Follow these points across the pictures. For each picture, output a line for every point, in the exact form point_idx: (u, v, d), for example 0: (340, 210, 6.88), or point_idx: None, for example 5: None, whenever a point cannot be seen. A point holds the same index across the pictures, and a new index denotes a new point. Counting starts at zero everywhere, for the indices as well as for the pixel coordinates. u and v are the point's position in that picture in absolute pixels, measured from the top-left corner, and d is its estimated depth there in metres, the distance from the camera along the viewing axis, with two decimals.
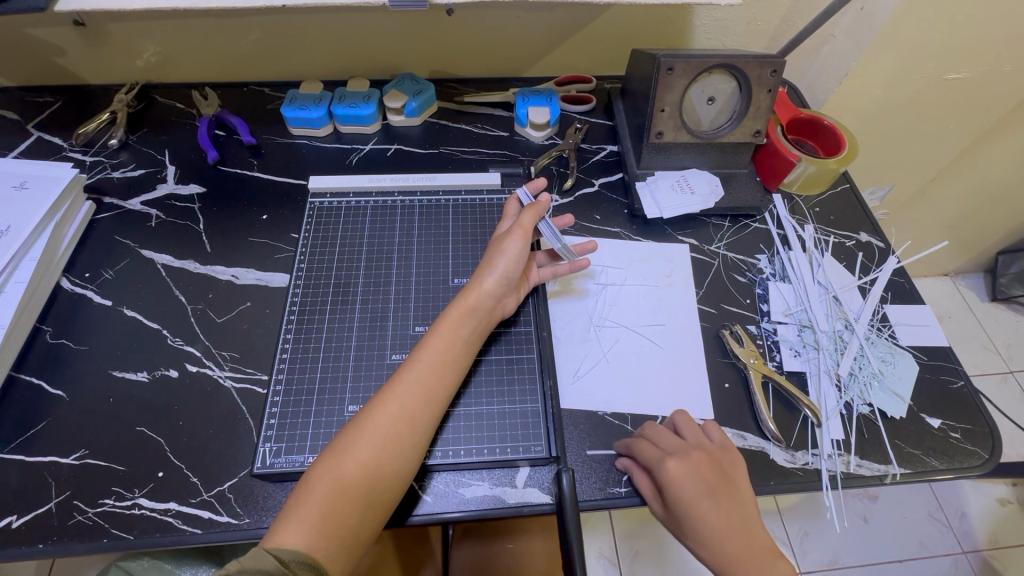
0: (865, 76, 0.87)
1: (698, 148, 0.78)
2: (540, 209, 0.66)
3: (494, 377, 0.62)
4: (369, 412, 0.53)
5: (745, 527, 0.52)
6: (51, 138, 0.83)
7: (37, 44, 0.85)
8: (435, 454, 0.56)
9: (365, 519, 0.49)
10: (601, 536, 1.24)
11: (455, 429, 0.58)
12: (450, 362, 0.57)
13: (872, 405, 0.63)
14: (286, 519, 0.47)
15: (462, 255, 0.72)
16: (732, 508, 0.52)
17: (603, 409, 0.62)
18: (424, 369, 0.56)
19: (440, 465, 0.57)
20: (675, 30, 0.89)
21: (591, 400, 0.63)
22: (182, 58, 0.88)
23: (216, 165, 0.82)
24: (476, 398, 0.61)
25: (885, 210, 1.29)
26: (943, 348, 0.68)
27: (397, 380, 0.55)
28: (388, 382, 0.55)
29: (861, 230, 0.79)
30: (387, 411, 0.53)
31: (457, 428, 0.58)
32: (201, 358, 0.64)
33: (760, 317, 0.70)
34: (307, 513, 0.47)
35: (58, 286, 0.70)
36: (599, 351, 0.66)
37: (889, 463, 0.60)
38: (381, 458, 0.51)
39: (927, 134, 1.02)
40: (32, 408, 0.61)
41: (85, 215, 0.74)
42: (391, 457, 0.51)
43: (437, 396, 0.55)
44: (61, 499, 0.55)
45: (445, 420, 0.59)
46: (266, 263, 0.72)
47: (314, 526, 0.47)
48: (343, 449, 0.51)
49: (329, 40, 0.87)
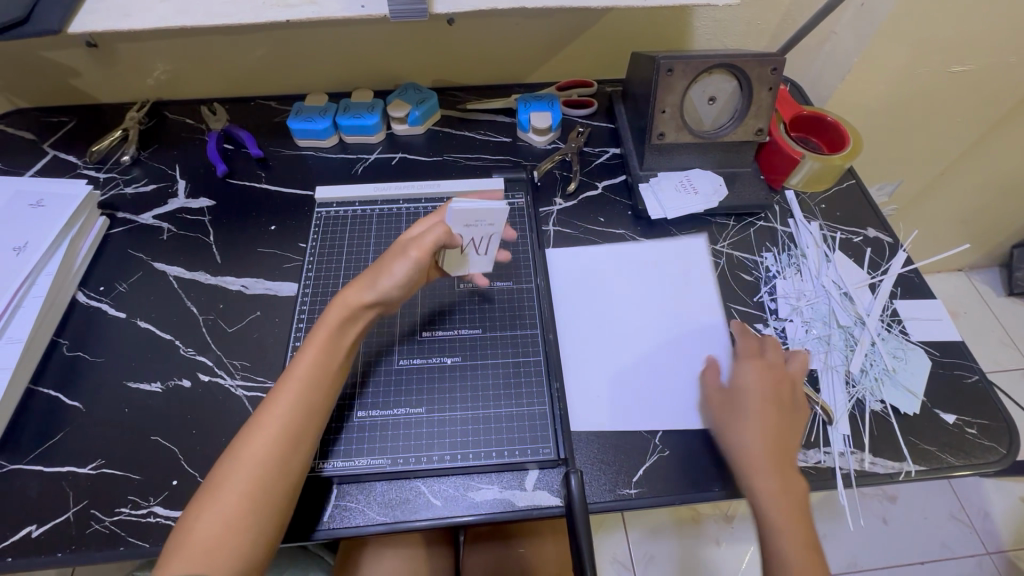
0: (868, 73, 0.87)
1: (701, 148, 0.78)
2: (446, 242, 0.60)
3: (397, 380, 0.62)
4: (244, 437, 0.50)
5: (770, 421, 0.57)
6: (65, 157, 0.86)
7: (52, 66, 0.87)
8: (337, 456, 0.57)
9: (257, 548, 0.46)
10: (613, 541, 1.23)
11: (365, 433, 0.58)
12: (325, 374, 0.54)
13: (884, 401, 0.63)
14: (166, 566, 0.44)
15: None
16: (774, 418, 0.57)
17: (614, 422, 0.61)
18: (299, 384, 0.52)
19: (374, 467, 0.57)
20: (674, 32, 0.90)
21: (596, 416, 0.61)
22: (191, 76, 0.91)
23: (226, 178, 0.83)
24: (377, 394, 0.61)
25: (894, 205, 1.28)
26: (955, 344, 0.67)
27: (271, 403, 0.51)
28: (261, 405, 0.52)
29: (869, 226, 0.79)
30: (275, 419, 0.50)
31: (380, 436, 0.58)
32: (213, 367, 0.65)
33: (769, 316, 0.70)
34: (189, 556, 0.44)
35: (75, 300, 0.71)
36: (581, 356, 0.66)
37: (903, 460, 0.59)
38: (261, 483, 0.48)
39: (936, 128, 1.02)
40: (50, 418, 0.62)
41: (99, 231, 0.76)
42: (272, 480, 0.48)
43: (315, 411, 0.52)
44: (78, 508, 0.56)
45: (337, 426, 0.59)
46: (274, 273, 0.73)
47: (196, 564, 0.44)
48: (219, 483, 0.47)
49: (334, 53, 0.88)
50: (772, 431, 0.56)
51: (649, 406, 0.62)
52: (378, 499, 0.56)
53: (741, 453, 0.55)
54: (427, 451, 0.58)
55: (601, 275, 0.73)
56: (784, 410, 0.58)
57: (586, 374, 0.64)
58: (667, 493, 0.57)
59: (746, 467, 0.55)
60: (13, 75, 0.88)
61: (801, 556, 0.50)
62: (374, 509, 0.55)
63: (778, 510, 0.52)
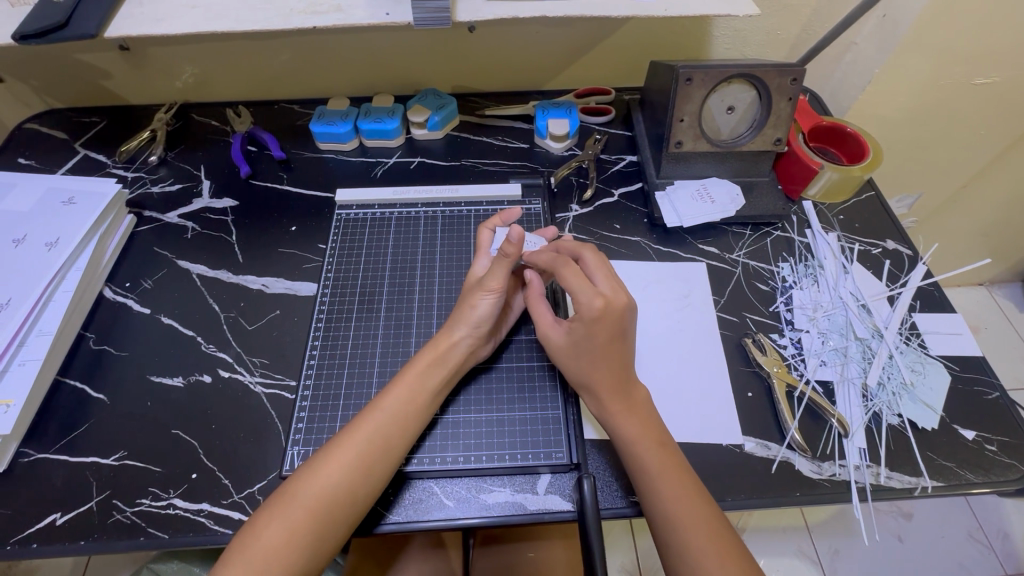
0: (890, 84, 0.86)
1: (718, 156, 0.78)
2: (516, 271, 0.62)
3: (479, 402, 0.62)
4: (324, 456, 0.52)
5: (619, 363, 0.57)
6: (96, 156, 0.88)
7: (86, 68, 0.90)
8: (410, 463, 0.57)
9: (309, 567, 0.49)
10: (622, 550, 1.22)
11: (433, 450, 0.58)
12: (413, 411, 0.56)
13: (902, 415, 0.62)
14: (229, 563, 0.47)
15: None
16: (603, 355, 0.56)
17: None
18: (385, 417, 0.54)
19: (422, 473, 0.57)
20: (693, 41, 0.90)
21: None
22: (218, 79, 0.93)
23: (249, 179, 0.85)
24: (462, 408, 0.61)
25: (913, 218, 1.27)
26: (975, 358, 0.66)
27: (355, 429, 0.54)
28: (346, 427, 0.54)
29: (888, 238, 0.78)
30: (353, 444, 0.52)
31: (446, 448, 0.59)
32: (233, 363, 0.67)
33: (783, 326, 0.70)
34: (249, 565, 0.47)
35: (101, 295, 0.73)
36: None
37: (920, 475, 0.58)
38: (325, 507, 0.50)
39: (958, 141, 1.00)
40: (76, 410, 0.64)
41: (127, 228, 0.78)
42: (338, 508, 0.50)
43: (388, 452, 0.53)
44: (101, 498, 0.58)
45: (428, 431, 0.60)
46: (295, 274, 0.74)
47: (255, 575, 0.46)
48: (291, 496, 0.50)
49: (357, 58, 0.90)
50: (609, 361, 0.56)
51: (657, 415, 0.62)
52: (390, 497, 0.56)
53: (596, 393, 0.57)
54: (441, 452, 0.58)
55: None
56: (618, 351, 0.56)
57: None
58: None
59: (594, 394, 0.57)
60: (48, 75, 0.91)
61: (681, 504, 0.50)
62: (387, 507, 0.56)
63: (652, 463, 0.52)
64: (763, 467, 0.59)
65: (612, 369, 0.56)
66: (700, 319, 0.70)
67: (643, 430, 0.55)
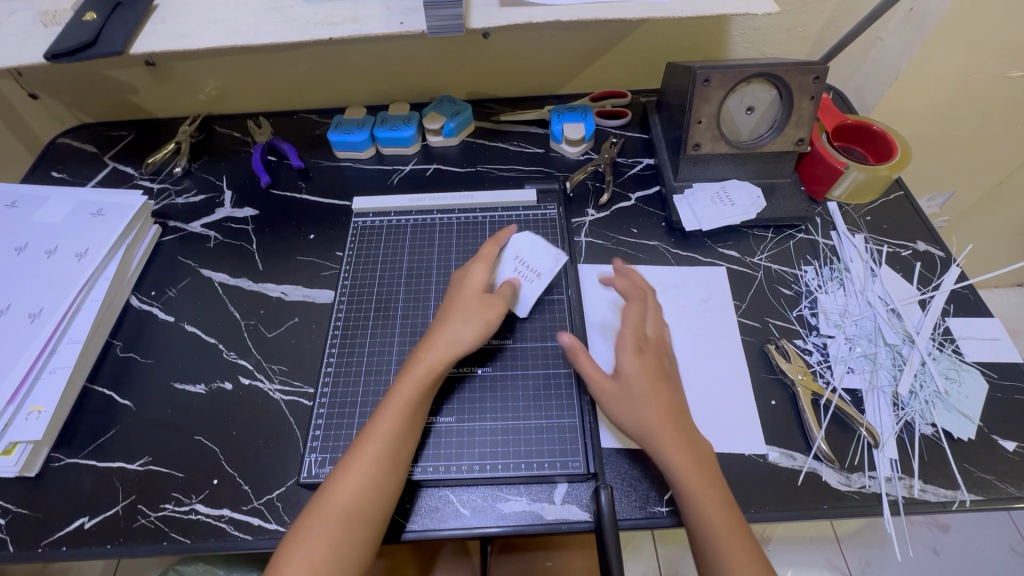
0: (918, 79, 0.83)
1: (738, 158, 0.76)
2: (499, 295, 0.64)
3: (477, 407, 0.61)
4: (337, 477, 0.53)
5: (682, 420, 0.55)
6: (123, 169, 0.91)
7: (114, 83, 0.93)
8: (423, 473, 0.57)
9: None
10: (644, 559, 1.19)
11: (445, 459, 0.58)
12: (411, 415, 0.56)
13: (936, 425, 0.59)
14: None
15: None
16: (668, 398, 0.56)
17: None
18: (400, 421, 0.55)
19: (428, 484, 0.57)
20: (710, 41, 0.89)
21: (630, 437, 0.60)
22: (239, 91, 0.95)
23: (268, 188, 0.87)
24: (469, 414, 0.61)
25: (946, 217, 1.22)
26: (1015, 365, 0.63)
27: (373, 436, 0.54)
28: (364, 435, 0.55)
29: (919, 239, 0.75)
30: (375, 450, 0.53)
31: (457, 457, 0.58)
32: (253, 371, 0.68)
33: (808, 332, 0.67)
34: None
35: (128, 304, 0.75)
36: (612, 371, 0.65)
37: (957, 488, 0.56)
38: (349, 525, 0.50)
39: (993, 137, 0.96)
40: (103, 416, 0.65)
41: (152, 238, 0.80)
42: (360, 523, 0.50)
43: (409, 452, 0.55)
44: (127, 503, 0.59)
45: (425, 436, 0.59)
46: (313, 281, 0.75)
47: None
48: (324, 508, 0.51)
49: (373, 67, 0.91)
50: (660, 399, 0.56)
51: None
52: (408, 506, 0.56)
53: (644, 423, 0.55)
54: (456, 461, 0.58)
55: None
56: (671, 385, 0.57)
57: None
58: None
59: (649, 438, 0.54)
60: (80, 92, 0.95)
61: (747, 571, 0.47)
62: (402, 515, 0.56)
63: (715, 521, 0.50)
64: (789, 478, 0.57)
65: (668, 414, 0.55)
66: (722, 325, 0.68)
67: (698, 478, 0.52)
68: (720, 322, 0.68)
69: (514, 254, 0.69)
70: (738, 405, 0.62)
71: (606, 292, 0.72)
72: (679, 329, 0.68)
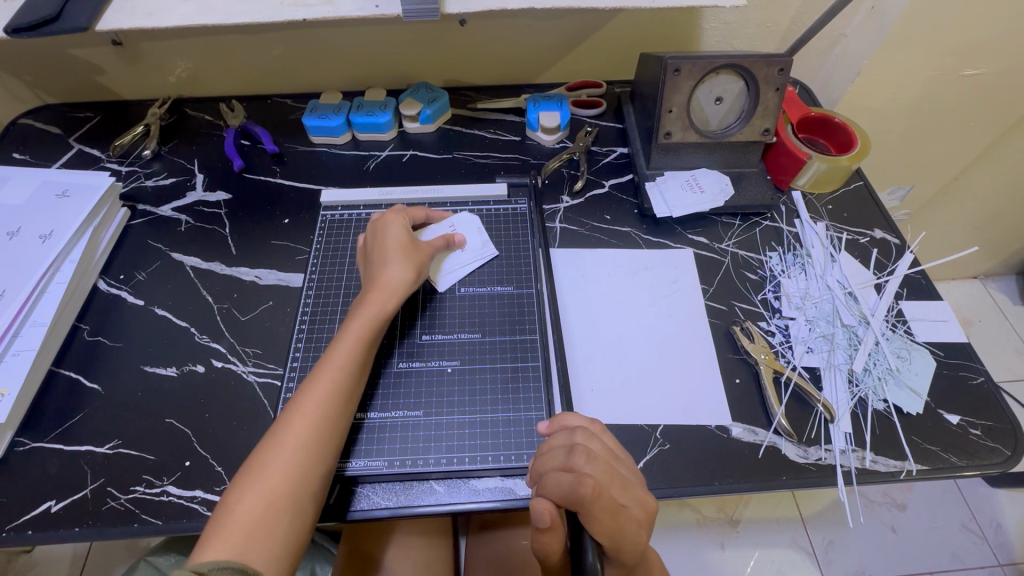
0: (879, 75, 0.87)
1: (707, 147, 0.79)
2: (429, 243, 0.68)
3: (445, 384, 0.63)
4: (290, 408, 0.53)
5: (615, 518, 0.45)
6: (89, 151, 0.89)
7: (79, 63, 0.91)
8: (390, 462, 0.57)
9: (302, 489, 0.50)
10: None
11: (411, 445, 0.58)
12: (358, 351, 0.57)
13: (888, 401, 0.63)
14: (205, 548, 0.45)
15: (481, 268, 0.72)
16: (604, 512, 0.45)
17: (612, 418, 0.62)
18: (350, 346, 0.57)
19: (385, 473, 0.57)
20: (683, 34, 0.91)
21: (598, 412, 0.62)
22: (211, 74, 0.93)
23: (242, 173, 0.86)
24: (441, 407, 0.61)
25: (906, 210, 1.27)
26: (961, 345, 0.67)
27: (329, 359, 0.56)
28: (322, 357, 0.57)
29: (876, 227, 0.79)
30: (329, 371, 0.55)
31: (422, 443, 0.59)
32: (226, 354, 0.67)
33: (771, 314, 0.70)
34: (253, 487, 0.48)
35: (96, 288, 0.74)
36: (584, 347, 0.67)
37: (905, 459, 0.59)
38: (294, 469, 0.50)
39: (949, 133, 1.01)
40: (69, 400, 0.64)
41: (120, 221, 0.79)
42: (305, 468, 0.50)
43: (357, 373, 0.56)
44: (96, 486, 0.58)
45: (396, 431, 0.59)
46: (287, 265, 0.75)
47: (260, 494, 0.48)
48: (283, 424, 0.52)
49: (349, 52, 0.91)
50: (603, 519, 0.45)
51: (644, 401, 0.63)
52: (381, 482, 0.57)
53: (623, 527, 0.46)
54: (424, 454, 0.58)
55: (601, 270, 0.74)
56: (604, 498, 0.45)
57: (585, 366, 0.66)
58: (667, 485, 0.57)
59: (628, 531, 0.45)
60: (42, 71, 0.92)
61: None
62: (375, 493, 0.57)
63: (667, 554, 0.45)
64: (751, 452, 0.60)
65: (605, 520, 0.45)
66: (689, 306, 0.71)
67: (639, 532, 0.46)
68: (687, 305, 0.71)
69: (451, 224, 0.74)
70: (701, 382, 0.64)
71: (579, 276, 0.73)
72: (647, 310, 0.70)
